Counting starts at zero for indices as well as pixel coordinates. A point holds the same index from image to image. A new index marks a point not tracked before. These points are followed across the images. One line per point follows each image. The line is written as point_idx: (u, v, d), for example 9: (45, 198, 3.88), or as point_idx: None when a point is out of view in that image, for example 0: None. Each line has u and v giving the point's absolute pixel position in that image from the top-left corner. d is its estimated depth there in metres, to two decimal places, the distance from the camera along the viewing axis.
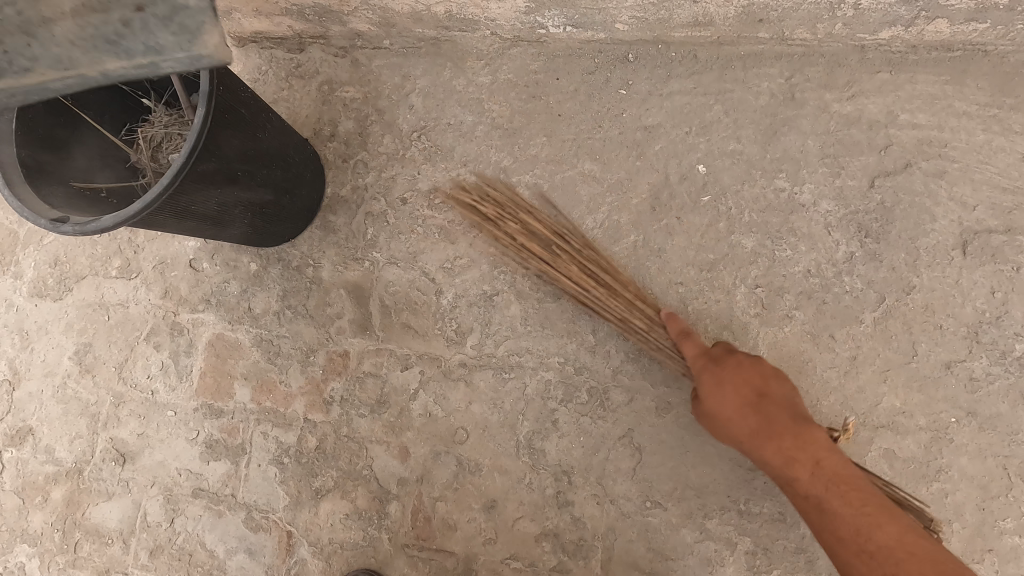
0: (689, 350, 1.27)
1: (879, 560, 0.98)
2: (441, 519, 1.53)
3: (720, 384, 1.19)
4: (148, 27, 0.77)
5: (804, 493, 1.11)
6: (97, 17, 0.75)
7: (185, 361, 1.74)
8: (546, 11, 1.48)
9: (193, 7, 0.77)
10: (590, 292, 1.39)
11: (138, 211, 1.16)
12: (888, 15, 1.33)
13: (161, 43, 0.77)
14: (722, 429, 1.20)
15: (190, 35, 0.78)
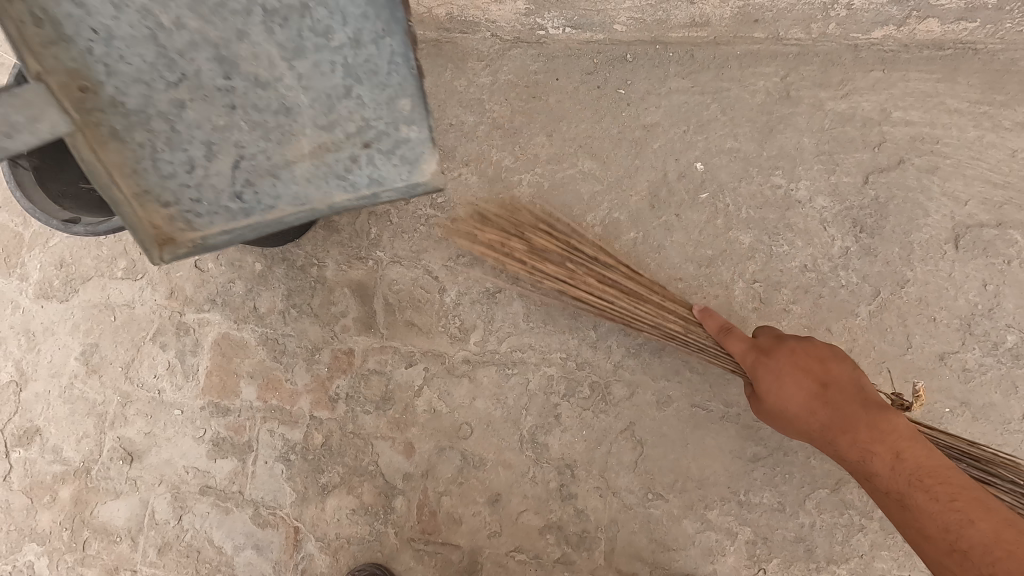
0: (736, 347, 1.24)
1: (973, 559, 0.96)
2: (447, 513, 1.55)
3: (778, 380, 1.17)
4: (374, 162, 1.07)
5: (885, 488, 1.09)
6: (335, 157, 1.06)
7: (191, 360, 1.76)
8: (546, 12, 1.51)
9: (413, 142, 1.05)
10: (612, 302, 1.37)
11: None
12: (880, 15, 1.37)
13: (385, 174, 1.08)
14: (790, 426, 1.19)
15: (410, 166, 1.07)
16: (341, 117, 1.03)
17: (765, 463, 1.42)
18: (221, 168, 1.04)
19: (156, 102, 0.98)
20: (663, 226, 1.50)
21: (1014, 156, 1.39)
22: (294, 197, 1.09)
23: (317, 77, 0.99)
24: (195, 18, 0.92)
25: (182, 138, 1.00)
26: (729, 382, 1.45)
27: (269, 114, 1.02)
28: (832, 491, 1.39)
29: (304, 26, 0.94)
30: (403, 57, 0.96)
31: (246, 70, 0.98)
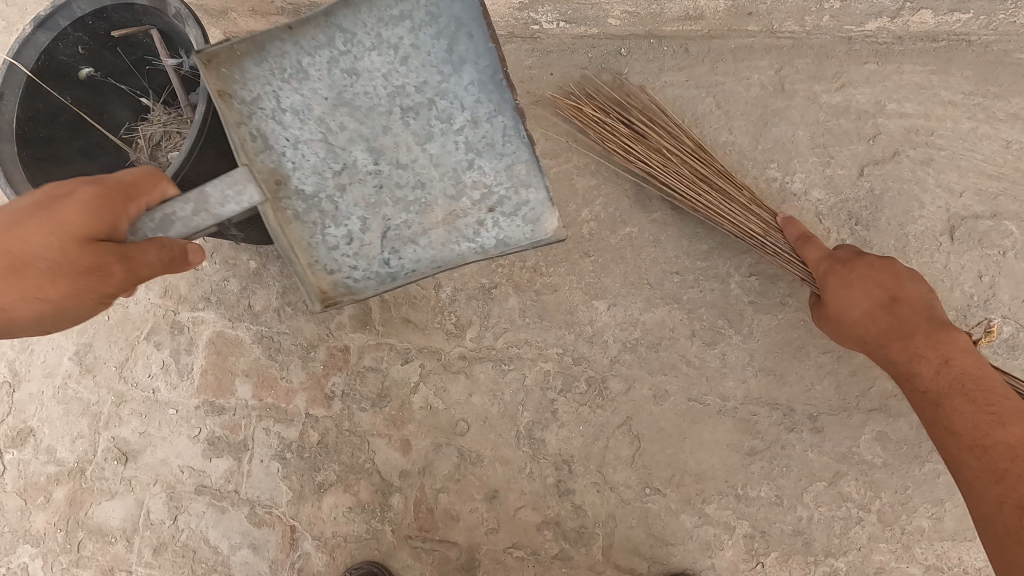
0: (813, 254, 1.26)
1: (995, 455, 1.01)
2: (444, 510, 1.54)
3: (849, 285, 1.20)
4: (498, 224, 1.23)
5: (924, 390, 1.14)
6: (462, 220, 1.24)
7: (185, 359, 1.75)
8: (539, 7, 1.50)
9: (534, 204, 1.21)
10: (702, 196, 1.39)
11: None
12: (873, 7, 1.35)
13: (510, 234, 1.23)
14: (849, 333, 1.23)
15: (532, 224, 1.21)
16: (466, 181, 1.23)
17: (763, 456, 1.42)
18: (372, 236, 1.24)
19: (329, 189, 1.22)
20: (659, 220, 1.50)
21: (1009, 147, 1.39)
22: (432, 258, 1.24)
23: (448, 155, 1.23)
24: (351, 120, 1.21)
25: (343, 215, 1.22)
26: (725, 376, 1.44)
27: (409, 191, 1.24)
28: (829, 484, 1.39)
29: (436, 119, 1.22)
30: (514, 129, 1.19)
31: (388, 156, 1.23)
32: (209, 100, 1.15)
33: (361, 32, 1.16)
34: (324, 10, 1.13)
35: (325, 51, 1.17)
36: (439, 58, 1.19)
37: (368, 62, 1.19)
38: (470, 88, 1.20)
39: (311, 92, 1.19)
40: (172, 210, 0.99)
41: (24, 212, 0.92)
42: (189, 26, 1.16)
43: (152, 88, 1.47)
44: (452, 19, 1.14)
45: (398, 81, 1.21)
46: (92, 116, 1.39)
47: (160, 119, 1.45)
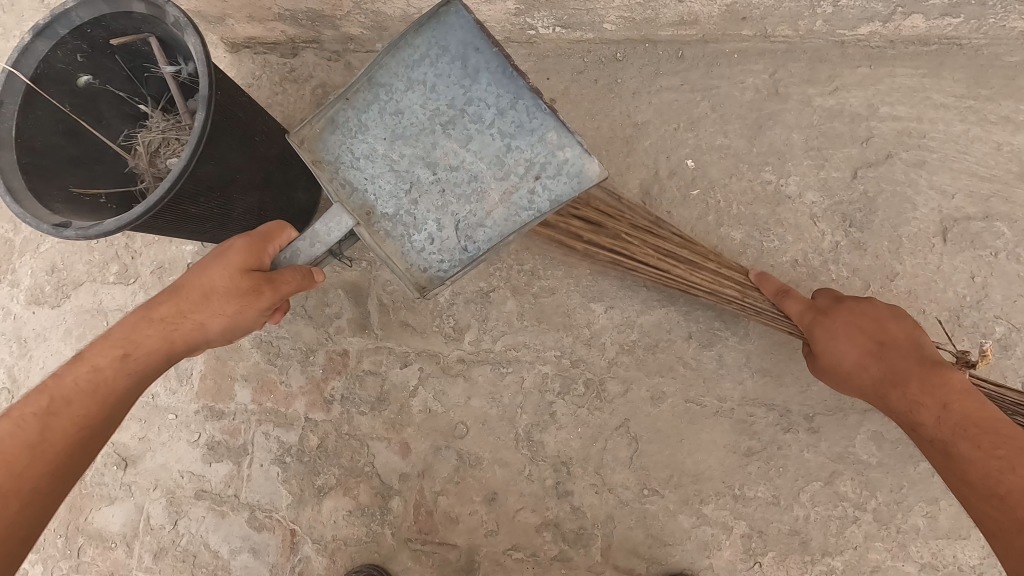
0: (794, 309, 1.27)
1: (1011, 504, 0.94)
2: (444, 513, 1.55)
3: (833, 336, 1.20)
4: (546, 188, 1.20)
5: (931, 438, 1.10)
6: (516, 196, 1.22)
7: (184, 364, 1.76)
8: (536, 12, 1.51)
9: (572, 160, 1.18)
10: (671, 271, 1.36)
11: (141, 214, 1.16)
12: (865, 12, 1.36)
13: (560, 191, 1.18)
14: (841, 380, 1.22)
15: (574, 176, 1.18)
16: (511, 163, 1.22)
17: (760, 457, 1.43)
18: (445, 233, 1.26)
19: (401, 205, 1.27)
20: None
21: (1000, 149, 1.41)
22: (497, 234, 1.23)
23: (487, 145, 1.23)
24: (405, 146, 1.27)
25: (421, 221, 1.27)
26: (722, 377, 1.45)
27: (464, 185, 1.25)
28: (825, 484, 1.40)
29: (467, 117, 1.23)
30: (534, 105, 1.18)
31: (440, 159, 1.25)
32: (209, 106, 1.17)
33: (389, 70, 1.25)
34: (367, 74, 1.25)
35: (371, 98, 1.27)
36: (455, 66, 1.22)
37: (400, 88, 1.25)
38: (490, 84, 1.21)
39: (366, 129, 1.27)
40: (297, 245, 1.16)
41: (210, 258, 1.14)
42: (187, 33, 1.16)
43: (150, 94, 1.46)
44: (456, 35, 1.20)
45: (433, 104, 1.25)
46: (90, 122, 1.38)
47: (159, 126, 1.44)
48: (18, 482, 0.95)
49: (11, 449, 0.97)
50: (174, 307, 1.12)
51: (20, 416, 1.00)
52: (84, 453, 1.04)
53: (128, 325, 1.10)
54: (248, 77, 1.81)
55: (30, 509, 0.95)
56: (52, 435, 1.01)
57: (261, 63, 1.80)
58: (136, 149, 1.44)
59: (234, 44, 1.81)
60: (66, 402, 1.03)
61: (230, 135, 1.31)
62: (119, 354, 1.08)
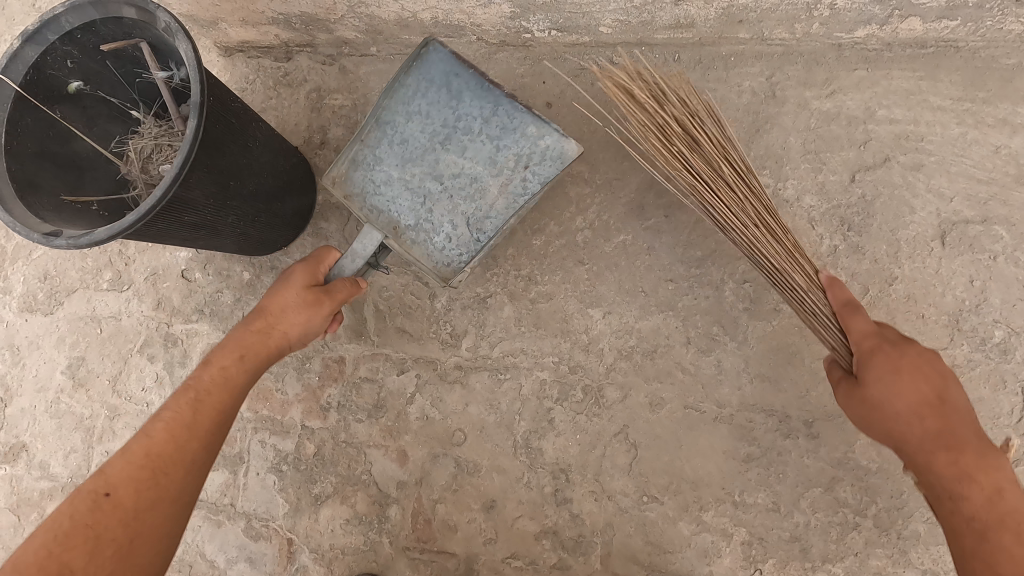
0: (858, 325, 1.14)
1: None
2: (442, 521, 1.54)
3: (897, 371, 1.07)
4: (534, 174, 1.25)
5: (965, 515, 1.00)
6: (510, 187, 1.27)
7: (179, 372, 1.75)
8: (531, 16, 1.49)
9: (552, 146, 1.23)
10: (748, 229, 1.20)
11: (132, 223, 1.13)
12: (862, 14, 1.35)
13: (546, 174, 1.24)
14: (882, 420, 1.09)
15: (556, 159, 1.23)
16: (504, 158, 1.26)
17: (759, 463, 1.42)
18: (456, 233, 1.30)
19: (418, 218, 1.31)
20: (653, 228, 1.51)
21: (998, 152, 1.40)
22: (500, 223, 1.28)
23: (479, 147, 1.27)
24: (413, 165, 1.30)
25: (437, 227, 1.30)
26: (721, 383, 1.45)
27: (464, 184, 1.29)
28: (825, 490, 1.39)
29: (460, 130, 1.27)
30: (511, 104, 1.23)
31: (442, 169, 1.29)
32: (200, 113, 1.15)
33: (387, 106, 1.30)
34: (372, 114, 1.31)
35: (378, 135, 1.32)
36: (441, 93, 1.27)
37: (398, 120, 1.30)
38: (473, 99, 1.26)
39: (377, 160, 1.32)
40: (342, 263, 1.28)
41: (278, 281, 1.28)
42: (178, 40, 1.14)
43: (141, 99, 1.44)
44: (439, 66, 1.26)
45: (428, 123, 1.28)
46: (80, 129, 1.36)
47: (151, 132, 1.43)
48: (181, 459, 1.10)
49: (172, 432, 1.11)
50: (274, 315, 1.23)
51: (172, 407, 1.14)
52: (222, 435, 1.17)
53: (239, 332, 1.22)
54: (242, 81, 1.79)
55: (189, 480, 1.10)
56: (201, 420, 1.14)
57: (254, 67, 1.78)
58: (127, 155, 1.43)
59: (227, 48, 1.79)
60: (204, 395, 1.16)
61: (222, 142, 1.29)
62: (237, 356, 1.20)
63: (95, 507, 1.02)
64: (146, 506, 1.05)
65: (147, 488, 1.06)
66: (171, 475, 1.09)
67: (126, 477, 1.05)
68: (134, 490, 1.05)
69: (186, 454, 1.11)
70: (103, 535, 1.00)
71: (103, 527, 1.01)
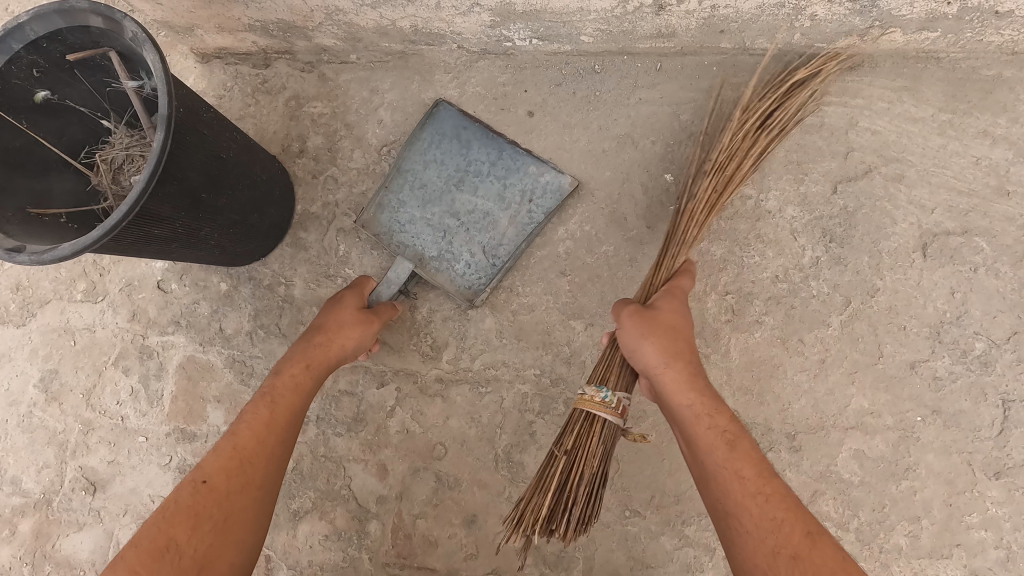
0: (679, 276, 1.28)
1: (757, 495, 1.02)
2: (422, 536, 1.51)
3: (678, 307, 1.22)
4: (539, 208, 1.50)
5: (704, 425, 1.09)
6: (520, 220, 1.51)
7: (155, 385, 1.71)
8: (511, 25, 1.48)
9: (551, 183, 1.51)
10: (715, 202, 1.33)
11: (97, 238, 1.10)
12: (843, 25, 1.34)
13: (548, 205, 1.50)
14: (666, 339, 1.15)
15: (555, 192, 1.50)
16: (511, 194, 1.52)
17: None
18: (473, 260, 1.51)
19: (439, 249, 1.52)
20: (634, 239, 1.50)
21: (978, 164, 1.40)
22: (515, 248, 1.50)
23: (489, 187, 1.53)
24: (433, 205, 1.54)
25: (456, 254, 1.52)
26: None
27: (479, 219, 1.52)
28: (809, 504, 1.37)
29: (471, 174, 1.54)
30: (517, 151, 1.52)
31: (458, 207, 1.53)
32: (168, 127, 1.11)
33: (407, 158, 1.56)
34: (396, 165, 1.57)
35: (401, 182, 1.56)
36: (453, 143, 1.55)
37: (418, 168, 1.56)
38: (481, 146, 1.54)
39: (400, 203, 1.55)
40: (380, 291, 1.46)
41: (328, 303, 1.41)
42: (145, 50, 1.12)
43: (112, 109, 1.40)
44: (450, 121, 1.56)
45: (446, 170, 1.55)
46: (48, 140, 1.33)
47: (122, 143, 1.39)
48: (262, 452, 1.22)
49: (254, 431, 1.24)
50: (334, 328, 1.33)
51: (252, 408, 1.26)
52: (295, 433, 1.29)
53: (303, 342, 1.33)
54: (219, 88, 1.76)
55: (269, 471, 1.23)
56: (278, 421, 1.26)
57: (232, 74, 1.75)
58: (97, 166, 1.40)
59: (204, 54, 1.76)
60: (278, 399, 1.28)
61: (194, 153, 1.25)
62: (305, 365, 1.31)
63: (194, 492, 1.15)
64: (235, 491, 1.17)
65: (236, 477, 1.18)
66: (254, 466, 1.21)
67: (218, 467, 1.18)
68: (226, 478, 1.17)
69: (266, 449, 1.23)
70: (201, 514, 1.13)
71: (201, 507, 1.13)
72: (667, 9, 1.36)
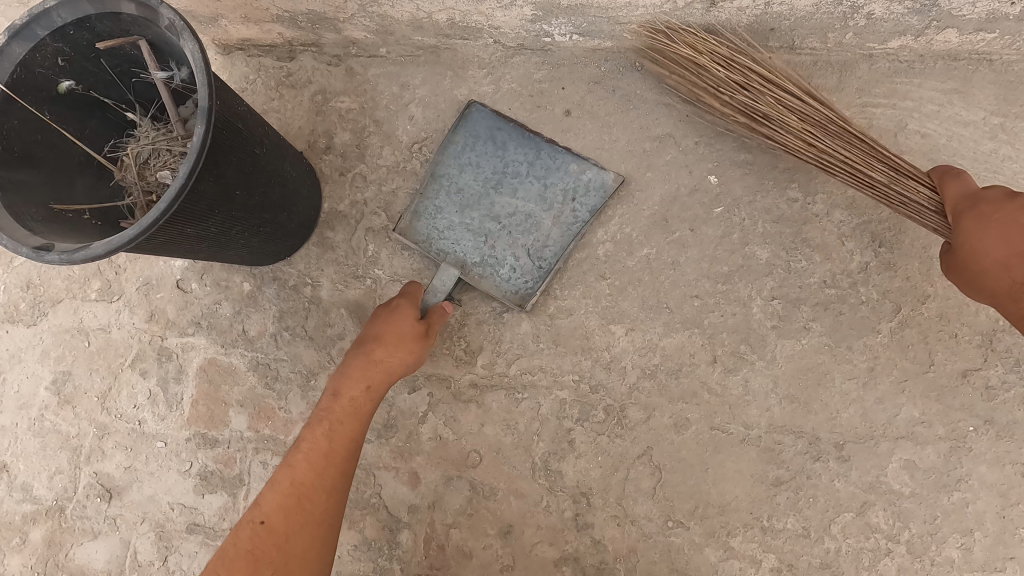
0: (952, 190, 1.15)
1: None
2: (456, 547, 1.47)
3: (989, 221, 1.07)
4: (582, 207, 1.47)
5: None
6: (564, 220, 1.48)
7: (174, 388, 1.65)
8: (553, 19, 1.43)
9: (592, 180, 1.47)
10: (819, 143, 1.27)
11: (133, 238, 1.04)
12: (899, 25, 1.31)
13: (594, 203, 1.47)
14: (991, 280, 1.07)
15: (598, 190, 1.47)
16: (552, 193, 1.48)
17: (788, 487, 1.37)
18: (515, 263, 1.48)
19: (482, 253, 1.49)
20: (677, 242, 1.45)
21: None
22: (559, 249, 1.47)
23: (530, 188, 1.49)
24: (473, 208, 1.51)
25: (500, 257, 1.48)
26: (748, 403, 1.40)
27: (520, 220, 1.49)
28: (857, 515, 1.35)
29: (509, 175, 1.50)
30: (556, 150, 1.49)
31: (499, 210, 1.50)
32: (208, 120, 1.06)
33: (442, 162, 1.53)
34: (431, 171, 1.54)
35: (436, 187, 1.52)
36: (487, 145, 1.52)
37: (453, 172, 1.52)
38: (518, 147, 1.50)
39: (438, 209, 1.52)
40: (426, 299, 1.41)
41: (383, 313, 1.34)
42: (183, 39, 1.06)
43: (138, 101, 1.34)
44: (483, 123, 1.52)
45: (483, 173, 1.51)
46: (71, 132, 1.26)
47: (148, 136, 1.33)
48: (321, 487, 1.22)
49: (312, 464, 1.23)
50: (393, 345, 1.29)
51: (310, 439, 1.24)
52: (354, 460, 1.28)
53: (361, 362, 1.28)
54: (241, 81, 1.70)
55: (330, 504, 1.23)
56: (336, 451, 1.25)
57: (255, 66, 1.69)
58: (122, 161, 1.34)
59: (225, 45, 1.70)
60: (336, 427, 1.26)
61: (229, 148, 1.20)
62: (364, 388, 1.28)
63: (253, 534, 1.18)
64: (293, 530, 1.19)
65: (295, 515, 1.20)
66: (313, 502, 1.21)
67: (276, 506, 1.19)
68: (284, 517, 1.19)
69: (325, 483, 1.23)
70: (261, 558, 1.16)
71: (262, 551, 1.16)
72: (719, 5, 1.32)
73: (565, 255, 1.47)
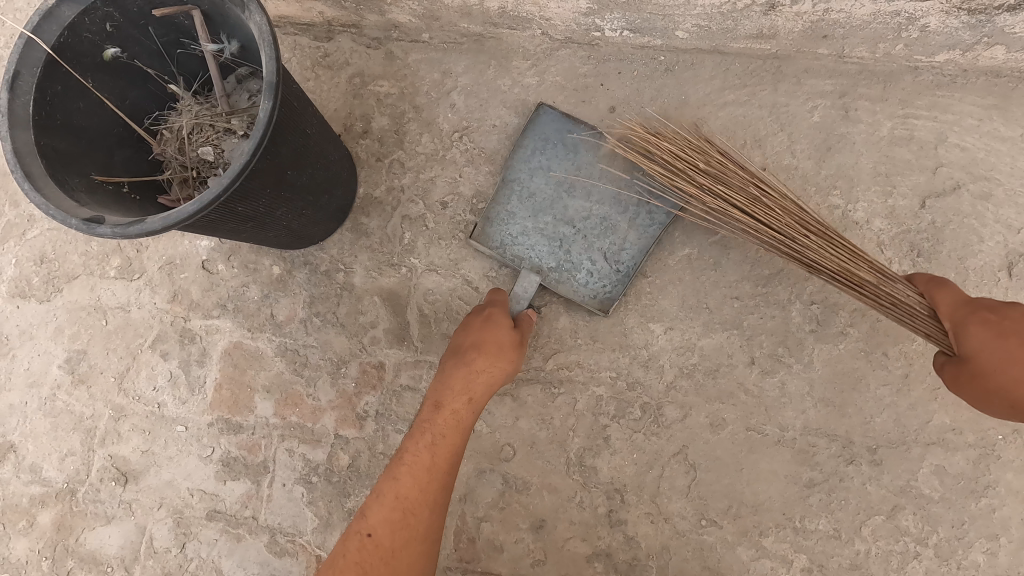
0: (945, 299, 1.15)
1: None
2: (487, 541, 1.46)
3: (992, 329, 1.09)
4: (658, 209, 1.46)
5: None
6: (641, 225, 1.47)
7: (197, 371, 1.61)
8: (607, 13, 1.42)
9: None
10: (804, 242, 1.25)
11: (195, 212, 1.01)
12: (951, 39, 1.34)
13: (674, 204, 1.45)
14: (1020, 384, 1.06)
15: None
16: (627, 196, 1.48)
17: (821, 489, 1.39)
18: (589, 269, 1.47)
19: (559, 259, 1.49)
20: (719, 243, 1.46)
21: None
22: (636, 252, 1.46)
23: (606, 192, 1.49)
24: (549, 215, 1.50)
25: (577, 261, 1.48)
26: (784, 406, 1.42)
27: (596, 224, 1.49)
28: (887, 518, 1.38)
29: (582, 177, 1.50)
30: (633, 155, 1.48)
31: (573, 214, 1.50)
32: (274, 94, 1.02)
33: (511, 168, 1.52)
34: (502, 179, 1.53)
35: (507, 193, 1.52)
36: (558, 148, 1.51)
37: (523, 177, 1.52)
38: (589, 150, 1.50)
39: (510, 215, 1.51)
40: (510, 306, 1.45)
41: (477, 323, 1.32)
42: (251, 10, 1.02)
43: (181, 74, 1.30)
44: (552, 125, 1.51)
45: (559, 181, 1.51)
46: (113, 103, 1.21)
47: (189, 111, 1.29)
48: (425, 500, 1.20)
49: (415, 476, 1.21)
50: (493, 357, 1.27)
51: (413, 451, 1.22)
52: (455, 474, 1.25)
53: (463, 374, 1.26)
54: None
55: (431, 520, 1.21)
56: (439, 464, 1.23)
57: (290, 45, 1.65)
58: (161, 136, 1.29)
59: None
60: (439, 439, 1.24)
61: (284, 127, 1.17)
62: (466, 400, 1.26)
63: (361, 547, 1.17)
64: (399, 546, 1.17)
65: (400, 529, 1.19)
66: (416, 516, 1.19)
67: (382, 519, 1.18)
68: (390, 531, 1.18)
69: (427, 497, 1.21)
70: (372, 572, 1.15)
71: (371, 566, 1.16)
72: (777, 9, 1.32)
73: (642, 257, 1.45)
